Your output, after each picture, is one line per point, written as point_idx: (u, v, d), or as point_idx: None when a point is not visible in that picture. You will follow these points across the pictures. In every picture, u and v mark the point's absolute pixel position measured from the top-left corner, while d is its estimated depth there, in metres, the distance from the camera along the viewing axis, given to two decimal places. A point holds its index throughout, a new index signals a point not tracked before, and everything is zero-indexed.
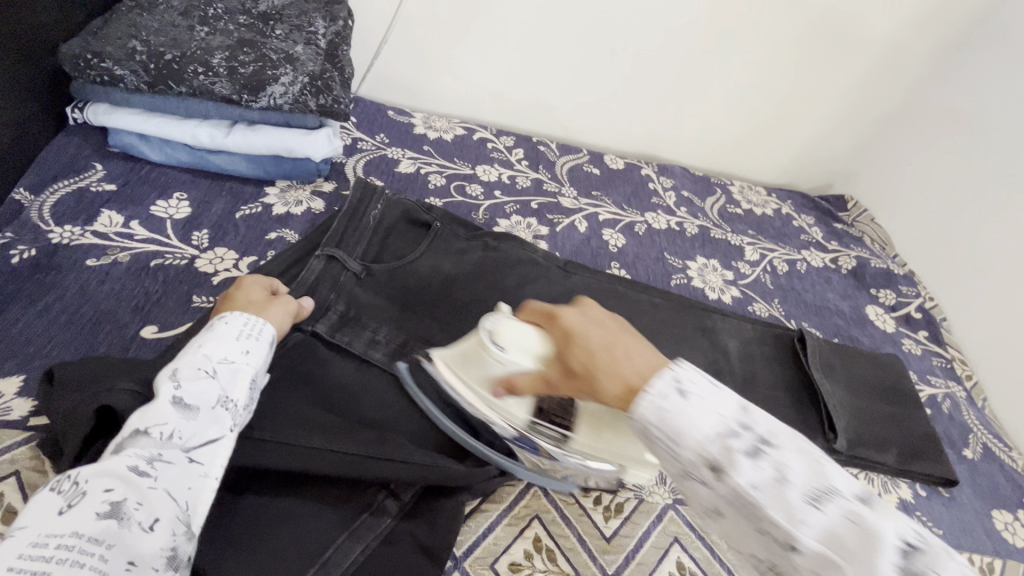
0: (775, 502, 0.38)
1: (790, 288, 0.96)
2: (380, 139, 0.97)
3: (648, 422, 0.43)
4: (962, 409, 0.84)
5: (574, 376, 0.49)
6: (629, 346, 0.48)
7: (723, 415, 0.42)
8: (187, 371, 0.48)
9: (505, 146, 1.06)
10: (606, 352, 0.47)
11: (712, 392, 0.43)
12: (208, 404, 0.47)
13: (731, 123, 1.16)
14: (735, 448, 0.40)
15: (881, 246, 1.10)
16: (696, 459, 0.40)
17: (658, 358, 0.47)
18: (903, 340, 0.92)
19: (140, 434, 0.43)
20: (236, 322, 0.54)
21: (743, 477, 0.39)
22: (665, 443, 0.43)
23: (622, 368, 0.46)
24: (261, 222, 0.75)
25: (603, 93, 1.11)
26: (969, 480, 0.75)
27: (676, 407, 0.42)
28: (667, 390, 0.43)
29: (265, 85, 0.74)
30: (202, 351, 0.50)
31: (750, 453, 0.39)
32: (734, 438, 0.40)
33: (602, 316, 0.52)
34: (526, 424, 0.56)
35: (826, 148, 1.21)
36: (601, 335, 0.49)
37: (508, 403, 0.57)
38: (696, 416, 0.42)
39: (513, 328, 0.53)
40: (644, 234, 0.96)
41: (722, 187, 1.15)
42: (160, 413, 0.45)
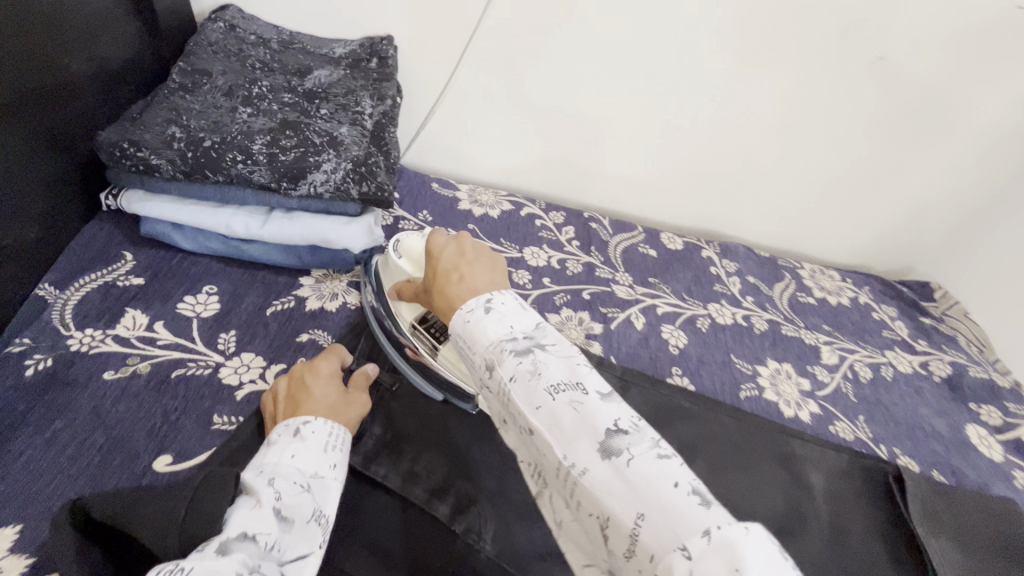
0: (599, 478, 0.36)
1: (876, 401, 0.84)
2: (423, 216, 0.91)
3: (458, 332, 0.46)
4: None
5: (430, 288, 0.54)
6: (464, 272, 0.51)
7: (569, 385, 0.40)
8: (286, 481, 0.47)
9: (554, 223, 0.99)
10: (445, 275, 0.51)
11: (515, 314, 0.45)
12: (304, 517, 0.45)
13: (799, 201, 1.06)
14: (600, 421, 0.38)
15: (978, 348, 0.97)
16: (545, 422, 0.39)
17: (494, 281, 0.50)
18: (1016, 473, 0.78)
19: (247, 538, 0.41)
20: (323, 431, 0.53)
21: (566, 449, 0.38)
22: (464, 348, 0.46)
23: (449, 289, 0.50)
24: (293, 319, 0.69)
25: (661, 167, 1.03)
26: None
27: (529, 378, 0.41)
28: (524, 359, 0.42)
29: (306, 173, 0.69)
30: (294, 459, 0.49)
31: (583, 424, 0.38)
32: (510, 342, 0.43)
33: (466, 244, 0.55)
34: (428, 347, 0.63)
35: (910, 231, 1.08)
36: (448, 260, 0.53)
37: (424, 329, 0.64)
38: (542, 385, 0.40)
39: (412, 242, 0.62)
40: (707, 331, 0.87)
41: (790, 271, 1.04)
42: (264, 520, 0.43)
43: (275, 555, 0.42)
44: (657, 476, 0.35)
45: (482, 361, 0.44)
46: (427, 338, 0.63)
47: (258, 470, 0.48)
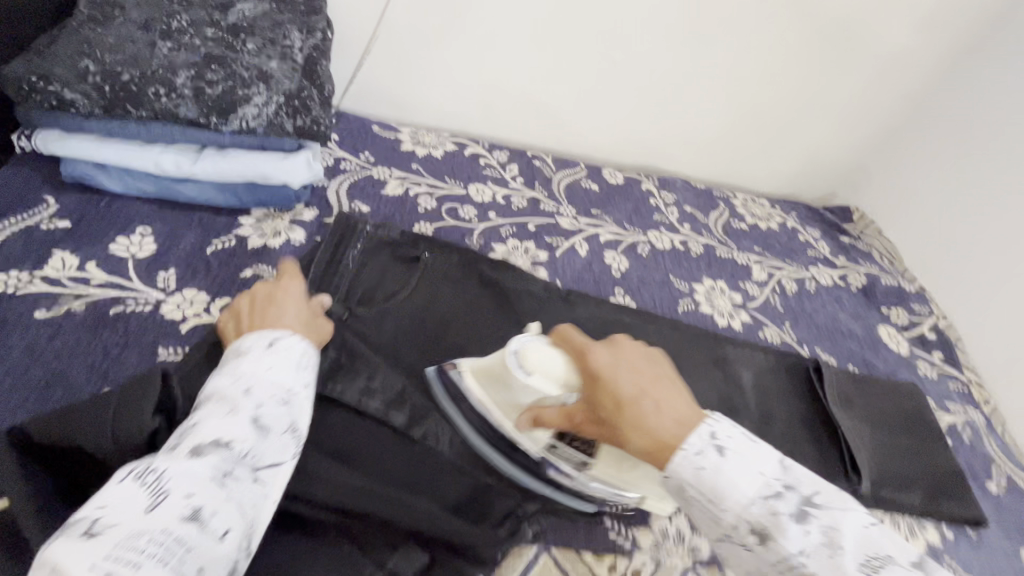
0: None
1: (800, 310, 0.91)
2: (365, 157, 0.91)
3: (684, 479, 0.43)
4: (983, 438, 0.80)
5: (602, 420, 0.49)
6: (657, 398, 0.48)
7: (883, 559, 0.38)
8: (262, 394, 0.47)
9: (498, 162, 1.00)
10: (633, 405, 0.47)
11: (749, 447, 0.44)
12: (279, 429, 0.46)
13: (731, 134, 1.11)
14: (850, 537, 0.39)
15: (890, 261, 1.06)
16: (806, 557, 0.39)
17: (693, 406, 0.48)
18: (918, 363, 0.88)
19: (219, 444, 0.42)
20: (297, 351, 0.52)
21: (829, 569, 0.38)
22: (700, 501, 0.43)
23: (651, 423, 0.46)
24: (235, 256, 0.68)
25: (600, 105, 1.05)
26: (996, 516, 0.71)
27: (827, 552, 0.39)
28: (807, 526, 0.40)
29: (236, 107, 0.68)
30: (272, 371, 0.49)
31: (836, 542, 0.39)
32: (779, 501, 0.41)
33: (634, 359, 0.52)
34: (575, 464, 0.54)
35: (831, 158, 1.16)
36: (626, 380, 0.49)
37: (567, 445, 0.54)
38: (852, 563, 0.38)
39: (541, 353, 0.54)
40: (647, 255, 0.92)
41: (724, 200, 1.10)
42: (239, 426, 0.44)
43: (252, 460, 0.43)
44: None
45: (739, 527, 0.41)
46: (576, 454, 0.54)
47: (236, 376, 0.48)
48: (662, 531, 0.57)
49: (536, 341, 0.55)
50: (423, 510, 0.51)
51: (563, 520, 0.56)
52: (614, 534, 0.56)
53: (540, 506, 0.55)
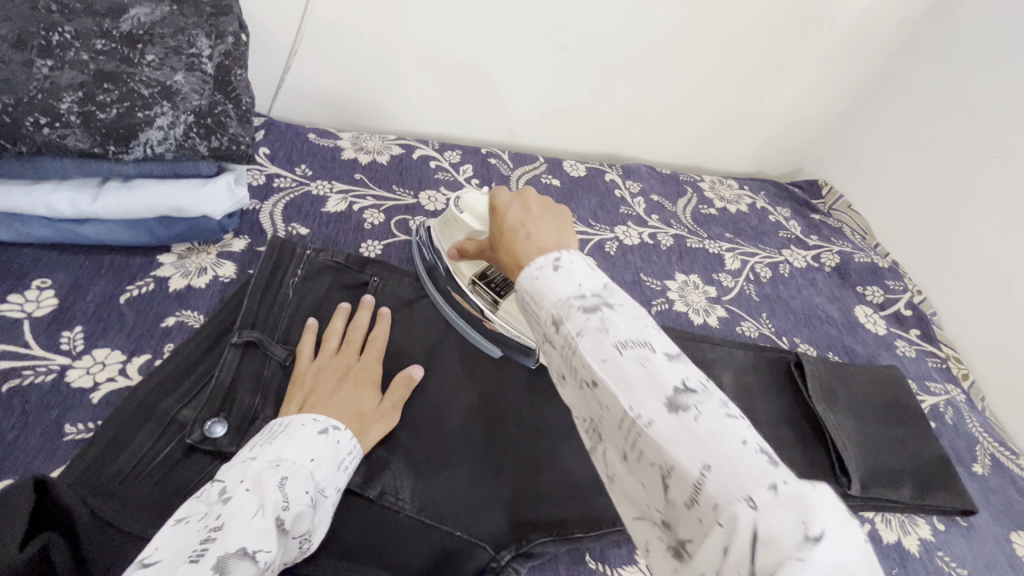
0: (667, 432, 0.33)
1: (776, 297, 0.88)
2: (302, 170, 0.82)
3: (525, 291, 0.41)
4: (965, 416, 0.79)
5: (495, 247, 0.51)
6: (533, 229, 0.46)
7: (637, 343, 0.36)
8: (295, 488, 0.42)
9: (451, 163, 0.93)
10: (511, 233, 0.47)
11: (595, 279, 0.40)
12: (295, 534, 0.42)
13: (695, 115, 1.06)
14: (728, 436, 0.32)
15: (862, 235, 1.04)
16: (661, 434, 0.33)
17: (566, 240, 0.45)
18: (897, 343, 0.86)
19: (247, 556, 0.36)
20: (345, 445, 0.49)
21: (692, 461, 0.32)
22: (535, 308, 0.41)
23: (515, 246, 0.46)
24: (154, 303, 0.60)
25: (556, 94, 0.98)
26: (984, 500, 0.69)
27: (619, 352, 0.36)
28: (592, 315, 0.38)
29: (137, 132, 0.59)
30: (310, 467, 0.45)
31: (708, 438, 0.32)
32: (594, 314, 0.38)
33: (531, 200, 0.51)
34: (489, 302, 0.64)
35: (796, 132, 1.13)
36: (515, 214, 0.49)
37: (485, 284, 0.64)
38: (657, 396, 0.34)
39: (475, 197, 0.63)
40: (615, 254, 0.87)
41: (691, 185, 1.06)
42: (270, 531, 0.39)
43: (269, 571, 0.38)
44: (733, 432, 0.32)
45: (550, 320, 0.39)
46: (489, 293, 0.64)
47: (272, 465, 0.43)
48: None
49: (479, 193, 0.65)
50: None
51: (542, 567, 0.52)
52: None
53: (515, 553, 0.51)
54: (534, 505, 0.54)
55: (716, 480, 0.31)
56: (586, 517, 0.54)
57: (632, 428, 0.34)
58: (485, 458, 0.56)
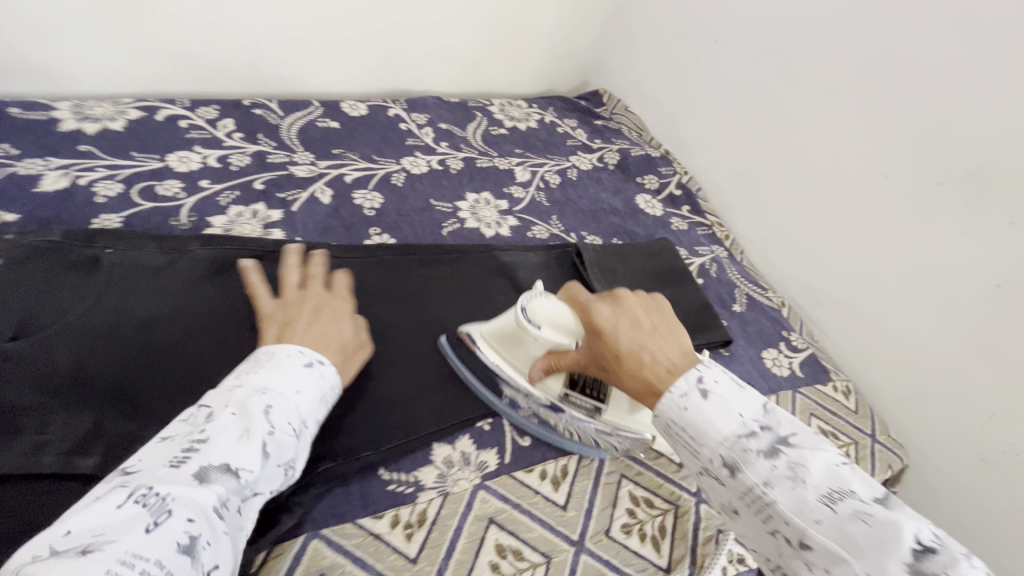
0: (828, 533, 0.37)
1: (565, 200, 0.94)
2: (4, 151, 0.69)
3: (670, 417, 0.45)
4: (727, 268, 0.91)
5: (606, 366, 0.51)
6: (655, 349, 0.48)
7: (841, 493, 0.38)
8: (279, 416, 0.44)
9: (206, 120, 0.84)
10: (630, 354, 0.49)
11: (736, 393, 0.44)
12: (281, 461, 0.43)
13: (471, 38, 1.07)
14: (903, 538, 0.35)
15: (638, 133, 1.14)
16: (830, 536, 0.37)
17: (689, 355, 0.49)
18: (671, 220, 0.97)
19: (229, 471, 0.39)
20: (329, 379, 0.50)
21: (868, 565, 0.35)
22: (687, 440, 0.44)
23: (643, 369, 0.47)
24: None
25: (317, 32, 0.92)
26: (741, 331, 0.82)
27: (791, 485, 0.39)
28: (777, 459, 0.40)
29: None
30: (296, 398, 0.46)
31: (883, 539, 0.35)
32: (752, 439, 0.41)
33: (634, 311, 0.52)
34: (589, 411, 0.60)
35: (572, 45, 1.20)
36: (625, 335, 0.50)
37: (580, 392, 0.60)
38: (811, 494, 0.38)
39: (548, 306, 0.59)
40: (403, 185, 0.86)
41: (481, 110, 1.07)
42: (249, 452, 0.41)
43: (251, 489, 0.41)
44: (906, 527, 0.35)
45: (714, 460, 0.42)
46: (587, 401, 0.60)
47: (259, 392, 0.44)
48: (446, 460, 0.56)
49: (542, 296, 0.61)
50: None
51: (333, 492, 0.51)
52: (393, 485, 0.53)
53: (297, 487, 0.50)
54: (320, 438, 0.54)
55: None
56: (373, 435, 0.55)
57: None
58: None
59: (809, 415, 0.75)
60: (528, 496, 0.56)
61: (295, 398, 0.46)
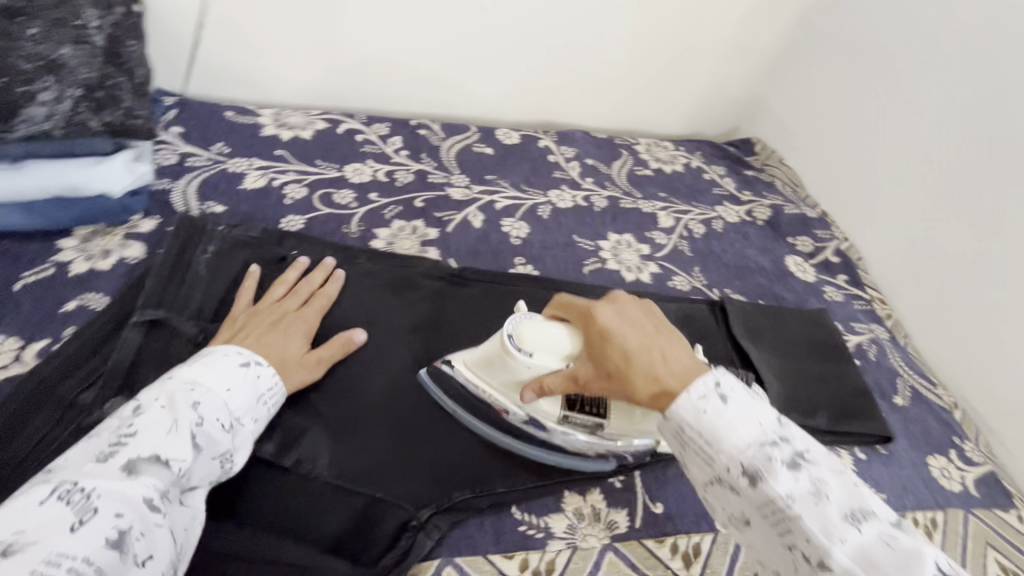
0: (823, 526, 0.37)
1: (709, 251, 0.90)
2: (218, 149, 0.79)
3: (684, 421, 0.42)
4: (888, 353, 0.82)
5: (610, 376, 0.47)
6: (664, 347, 0.46)
7: (864, 512, 0.37)
8: (209, 412, 0.45)
9: (379, 136, 0.91)
10: (641, 355, 0.46)
11: (753, 404, 0.42)
12: (217, 454, 0.44)
13: (627, 77, 1.06)
14: (927, 558, 0.35)
15: (793, 189, 1.07)
16: (852, 557, 0.36)
17: (697, 364, 0.46)
18: (825, 288, 0.89)
19: (158, 463, 0.40)
20: (266, 381, 0.51)
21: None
22: (699, 446, 0.42)
23: (658, 371, 0.45)
24: (55, 289, 0.58)
25: (485, 62, 0.97)
26: (903, 428, 0.73)
27: (813, 499, 0.38)
28: (710, 394, 0.42)
29: (18, 108, 0.56)
30: (227, 396, 0.47)
31: (907, 563, 0.35)
32: (775, 450, 0.40)
33: (632, 313, 0.50)
34: (592, 429, 0.54)
35: (730, 90, 1.15)
36: (636, 336, 0.47)
37: (579, 412, 0.54)
38: (834, 511, 0.37)
39: (535, 329, 0.52)
40: (549, 217, 0.87)
41: (627, 148, 1.06)
42: (175, 444, 0.41)
43: (181, 481, 0.42)
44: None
45: (735, 469, 0.40)
46: (590, 418, 0.54)
47: (188, 387, 0.45)
48: (577, 512, 0.55)
49: (532, 320, 0.53)
50: (286, 556, 0.45)
51: (468, 521, 0.52)
52: (524, 527, 0.52)
53: (437, 509, 0.51)
54: (458, 462, 0.54)
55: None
56: (505, 471, 0.55)
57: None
58: (400, 422, 0.55)
59: (984, 543, 0.64)
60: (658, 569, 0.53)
61: (222, 397, 0.46)
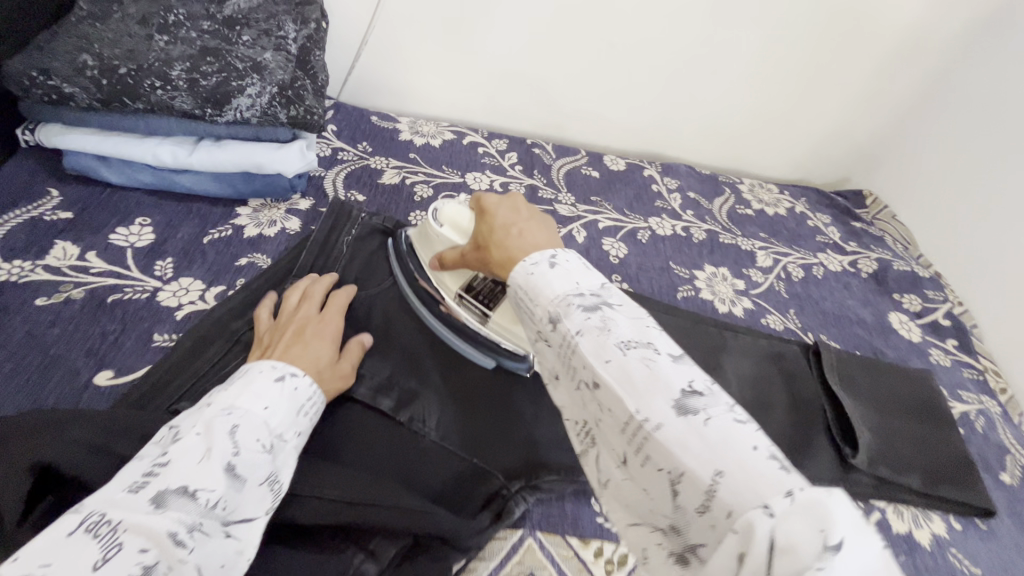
0: (619, 372, 0.36)
1: (806, 296, 0.89)
2: (363, 147, 0.91)
3: (518, 285, 0.44)
4: (997, 426, 0.77)
5: (481, 247, 0.52)
6: (524, 228, 0.49)
7: (641, 343, 0.37)
8: (247, 437, 0.43)
9: (498, 150, 0.99)
10: (503, 232, 0.50)
11: (584, 271, 0.43)
12: (260, 479, 0.42)
13: (737, 119, 1.09)
14: (676, 382, 0.35)
15: (903, 246, 1.03)
16: (615, 376, 0.36)
17: (554, 242, 0.48)
18: (930, 350, 0.85)
19: (185, 494, 0.38)
20: (304, 392, 0.50)
21: (640, 403, 0.35)
22: (526, 303, 0.43)
23: (509, 244, 0.48)
24: (232, 246, 0.69)
25: (602, 92, 1.03)
26: (1009, 507, 0.68)
27: (597, 333, 0.38)
28: (592, 314, 0.39)
29: (231, 98, 0.68)
30: (264, 415, 0.46)
31: (655, 382, 0.35)
32: (577, 297, 0.40)
33: (520, 205, 0.54)
34: (478, 316, 0.62)
35: (841, 141, 1.14)
36: (505, 219, 0.51)
37: (472, 298, 0.63)
38: (614, 342, 0.37)
39: (455, 210, 0.63)
40: (647, 242, 0.90)
41: (730, 186, 1.08)
42: (209, 474, 0.39)
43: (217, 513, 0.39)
44: (738, 436, 0.32)
45: (545, 316, 0.41)
46: (477, 306, 0.63)
47: (225, 411, 0.44)
48: None
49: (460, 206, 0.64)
50: (405, 503, 0.48)
51: (550, 502, 0.56)
52: (601, 519, 0.56)
53: (524, 485, 0.55)
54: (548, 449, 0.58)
55: (728, 485, 0.30)
56: None
57: (627, 421, 0.35)
58: (498, 404, 0.61)
59: None
60: None
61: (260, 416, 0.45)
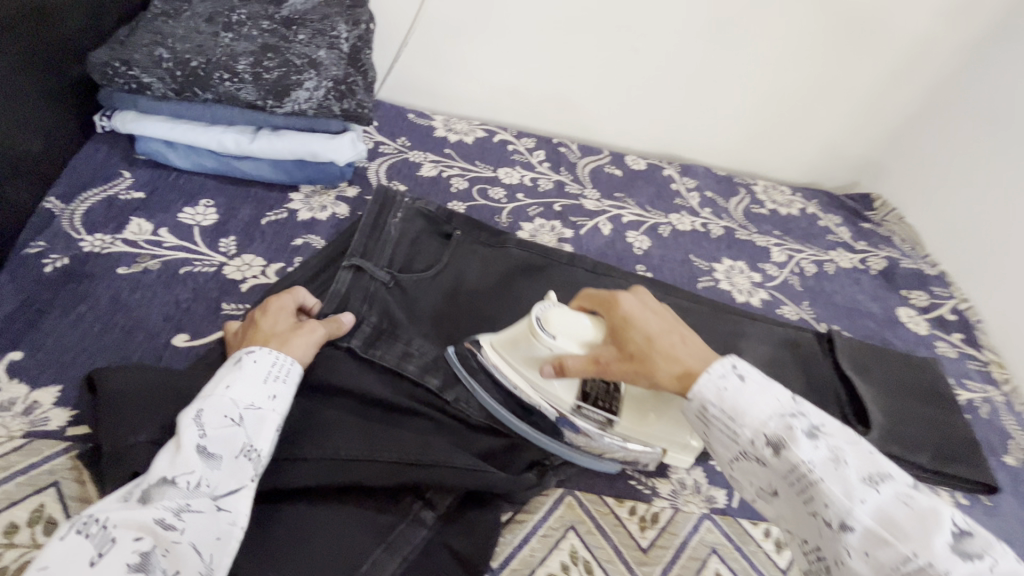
0: (806, 454, 0.43)
1: (819, 290, 0.94)
2: (402, 142, 0.97)
3: (706, 399, 0.47)
4: (1001, 414, 0.81)
5: (631, 356, 0.53)
6: (684, 335, 0.53)
7: (804, 419, 0.45)
8: (214, 417, 0.46)
9: (526, 148, 1.05)
10: (662, 337, 0.52)
11: (767, 382, 0.47)
12: (235, 451, 0.45)
13: (752, 123, 1.14)
14: (845, 455, 0.42)
15: (911, 246, 1.08)
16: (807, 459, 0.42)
17: (710, 351, 0.52)
18: (937, 343, 0.90)
19: (166, 483, 0.42)
20: (265, 361, 0.52)
21: (828, 478, 0.41)
22: (721, 420, 0.47)
23: (681, 352, 0.51)
24: (287, 227, 0.75)
25: (624, 95, 1.09)
26: (1012, 486, 0.72)
27: (785, 423, 0.44)
28: (734, 380, 0.47)
29: (290, 91, 0.74)
30: (228, 393, 0.48)
31: (832, 457, 0.42)
32: (723, 379, 0.47)
33: (652, 303, 0.56)
34: (597, 423, 0.58)
35: (850, 147, 1.20)
36: (657, 322, 0.54)
37: (590, 405, 0.58)
38: (774, 421, 0.44)
39: (562, 315, 0.57)
40: (668, 236, 0.95)
41: (745, 187, 1.13)
42: (186, 460, 0.43)
43: (202, 491, 0.42)
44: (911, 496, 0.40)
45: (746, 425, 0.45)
46: (596, 413, 0.58)
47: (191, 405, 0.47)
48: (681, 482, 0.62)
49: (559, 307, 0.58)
50: (455, 462, 0.52)
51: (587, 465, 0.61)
52: (633, 482, 0.60)
53: (565, 451, 0.58)
54: None
55: (911, 523, 0.39)
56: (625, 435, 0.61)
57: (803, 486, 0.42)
58: None
59: None
60: (752, 545, 0.57)
61: (224, 394, 0.47)
